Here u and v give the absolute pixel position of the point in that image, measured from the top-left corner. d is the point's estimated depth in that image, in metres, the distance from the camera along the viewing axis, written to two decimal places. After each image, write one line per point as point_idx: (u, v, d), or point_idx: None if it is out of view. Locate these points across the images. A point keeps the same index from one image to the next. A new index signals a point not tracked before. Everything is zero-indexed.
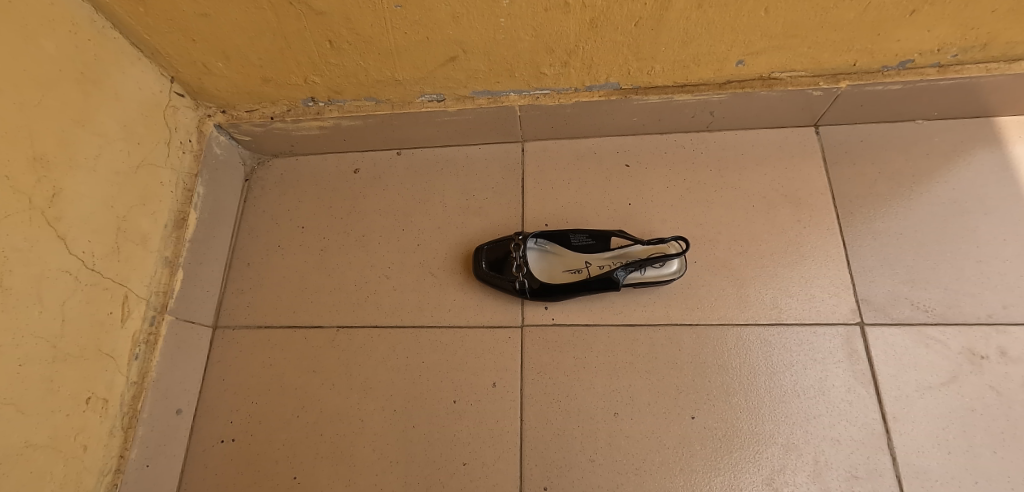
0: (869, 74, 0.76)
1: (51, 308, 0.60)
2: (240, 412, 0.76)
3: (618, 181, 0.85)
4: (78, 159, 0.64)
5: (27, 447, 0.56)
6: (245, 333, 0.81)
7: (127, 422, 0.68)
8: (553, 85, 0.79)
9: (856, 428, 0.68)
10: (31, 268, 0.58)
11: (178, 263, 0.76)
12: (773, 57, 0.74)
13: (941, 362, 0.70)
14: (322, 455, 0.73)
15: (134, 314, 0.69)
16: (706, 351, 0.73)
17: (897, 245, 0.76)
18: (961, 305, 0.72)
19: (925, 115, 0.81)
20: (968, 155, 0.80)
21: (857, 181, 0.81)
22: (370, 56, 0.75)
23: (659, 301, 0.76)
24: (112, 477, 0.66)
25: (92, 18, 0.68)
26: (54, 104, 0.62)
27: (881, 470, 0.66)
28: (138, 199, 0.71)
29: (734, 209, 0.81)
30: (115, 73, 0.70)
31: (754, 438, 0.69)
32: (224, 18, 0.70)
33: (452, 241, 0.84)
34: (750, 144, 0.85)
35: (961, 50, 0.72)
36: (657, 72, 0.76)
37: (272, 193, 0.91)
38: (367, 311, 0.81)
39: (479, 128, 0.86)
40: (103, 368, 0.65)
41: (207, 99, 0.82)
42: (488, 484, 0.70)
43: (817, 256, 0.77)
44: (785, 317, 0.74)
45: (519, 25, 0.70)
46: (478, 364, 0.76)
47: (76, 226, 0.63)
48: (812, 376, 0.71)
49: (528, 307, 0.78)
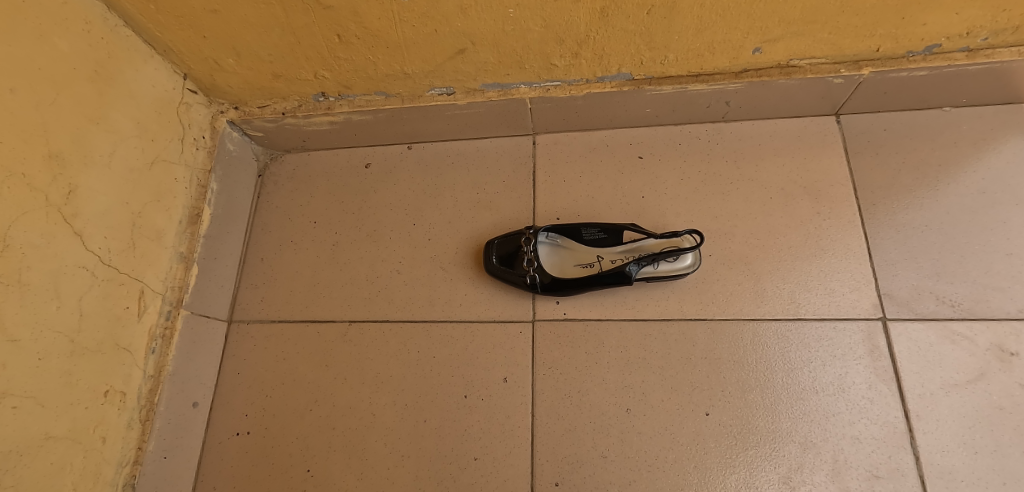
0: (893, 60, 0.73)
1: (68, 303, 0.61)
2: (255, 405, 0.77)
3: (631, 173, 0.83)
4: (94, 156, 0.65)
5: (48, 439, 0.58)
6: (259, 327, 0.82)
7: (144, 414, 0.69)
8: (563, 76, 0.77)
9: (877, 426, 0.66)
10: (47, 264, 0.59)
11: (193, 259, 0.76)
12: (791, 44, 0.71)
13: (968, 359, 0.67)
14: (335, 448, 0.74)
15: (150, 309, 0.71)
16: (721, 346, 0.72)
17: (921, 238, 0.74)
18: (989, 300, 0.69)
19: (953, 102, 0.78)
20: (998, 143, 0.76)
21: (880, 172, 0.78)
22: (378, 49, 0.74)
23: (672, 296, 0.75)
24: (130, 468, 0.67)
25: (105, 16, 0.68)
26: (69, 102, 0.63)
27: (904, 470, 0.64)
28: (152, 196, 0.72)
29: (751, 202, 0.79)
30: (129, 70, 0.70)
31: (770, 437, 0.67)
32: (233, 13, 0.70)
33: (462, 235, 0.84)
34: (768, 135, 0.83)
35: (992, 33, 0.69)
36: (671, 61, 0.74)
37: (285, 188, 0.91)
38: (378, 306, 0.81)
39: (489, 121, 0.85)
40: (121, 362, 0.66)
41: (220, 95, 0.83)
42: (499, 480, 0.69)
43: (838, 249, 0.75)
44: (804, 312, 0.72)
45: (528, 16, 0.68)
46: (489, 359, 0.75)
47: (92, 223, 0.64)
48: (832, 373, 0.69)
49: (539, 302, 0.77)
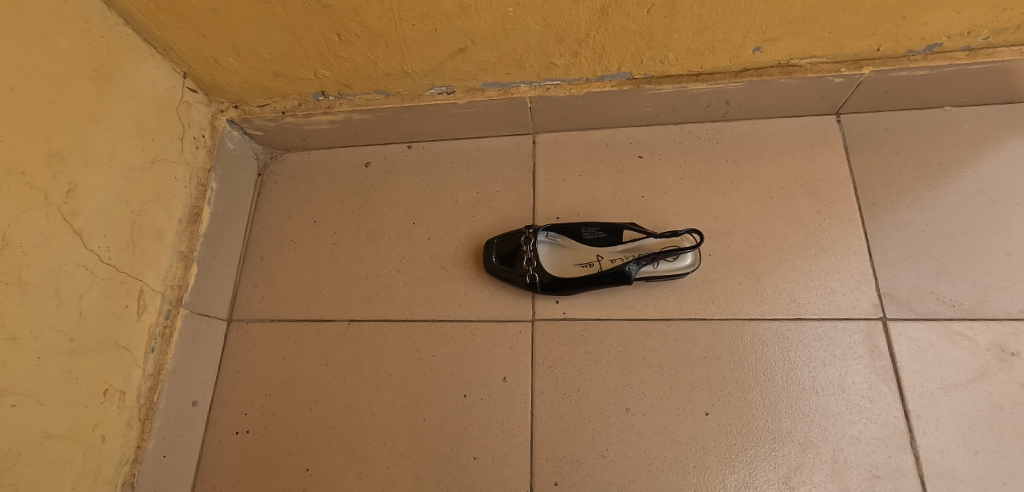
0: (894, 59, 0.72)
1: (68, 302, 0.61)
2: (254, 404, 0.77)
3: (631, 173, 0.83)
4: (94, 155, 0.65)
5: (47, 438, 0.58)
6: (259, 326, 0.82)
7: (144, 413, 0.69)
8: (563, 76, 0.77)
9: (877, 426, 0.66)
10: (47, 263, 0.59)
11: (193, 258, 0.77)
12: (792, 43, 0.71)
13: (969, 359, 0.67)
14: (335, 447, 0.74)
15: (150, 308, 0.71)
16: (721, 346, 0.72)
17: (921, 238, 0.73)
18: (990, 300, 0.69)
19: (953, 102, 0.78)
20: (999, 143, 0.76)
21: (881, 171, 0.78)
22: (378, 48, 0.74)
23: (672, 295, 0.75)
24: (130, 467, 0.67)
25: (105, 15, 0.68)
26: (69, 101, 0.63)
27: (903, 470, 0.64)
28: (152, 195, 0.72)
29: (751, 202, 0.79)
30: (129, 69, 0.70)
31: (770, 436, 0.67)
32: (233, 12, 0.70)
33: (462, 234, 0.84)
34: (768, 134, 0.83)
35: (993, 32, 0.69)
36: (671, 61, 0.74)
37: (285, 187, 0.91)
38: (377, 305, 0.81)
39: (489, 120, 0.85)
40: (121, 361, 0.66)
41: (220, 94, 0.83)
42: (498, 479, 0.69)
43: (838, 249, 0.75)
44: (804, 312, 0.72)
45: (528, 15, 0.68)
46: (488, 358, 0.75)
47: (92, 222, 0.64)
48: (831, 373, 0.69)
49: (539, 302, 0.77)
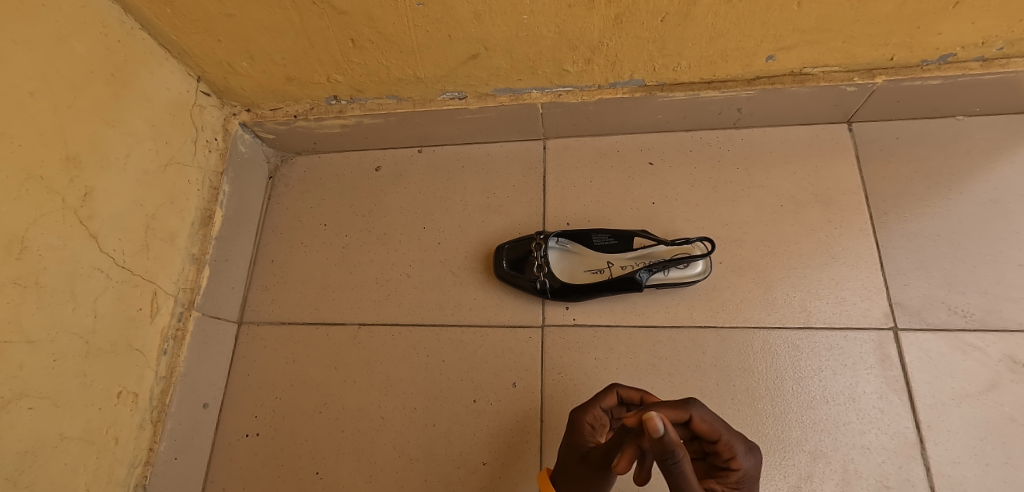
0: (907, 69, 0.72)
1: (84, 305, 0.61)
2: (264, 406, 0.78)
3: (641, 179, 0.83)
4: (109, 158, 0.65)
5: (62, 440, 0.58)
6: (269, 329, 0.82)
7: (156, 415, 0.69)
8: (575, 82, 0.77)
9: (888, 436, 0.66)
10: (64, 266, 0.60)
11: (205, 260, 0.77)
12: (805, 52, 0.71)
13: (980, 370, 0.67)
14: (344, 450, 0.74)
15: (163, 311, 0.71)
16: (731, 354, 0.72)
17: (933, 248, 0.73)
18: (1001, 311, 0.69)
19: (965, 111, 0.78)
20: (1011, 153, 0.76)
21: (892, 180, 0.78)
22: (391, 54, 0.75)
23: (682, 302, 0.75)
24: (142, 469, 0.67)
25: (121, 20, 0.69)
26: (87, 105, 0.63)
27: (915, 482, 0.63)
28: (166, 198, 0.72)
29: (762, 210, 0.79)
30: (144, 73, 0.71)
31: (780, 445, 0.67)
32: (248, 17, 0.71)
33: (472, 239, 0.84)
34: (779, 141, 0.83)
35: (1008, 43, 0.68)
36: (683, 68, 0.75)
37: (296, 190, 0.92)
38: (387, 308, 0.81)
39: (500, 126, 0.85)
40: (134, 364, 0.67)
41: (233, 98, 0.83)
42: (507, 485, 0.69)
43: (849, 258, 0.75)
44: (814, 321, 0.72)
45: (542, 22, 0.69)
46: (498, 364, 0.75)
47: (107, 225, 0.65)
48: (842, 382, 0.69)
49: (549, 308, 0.77)
